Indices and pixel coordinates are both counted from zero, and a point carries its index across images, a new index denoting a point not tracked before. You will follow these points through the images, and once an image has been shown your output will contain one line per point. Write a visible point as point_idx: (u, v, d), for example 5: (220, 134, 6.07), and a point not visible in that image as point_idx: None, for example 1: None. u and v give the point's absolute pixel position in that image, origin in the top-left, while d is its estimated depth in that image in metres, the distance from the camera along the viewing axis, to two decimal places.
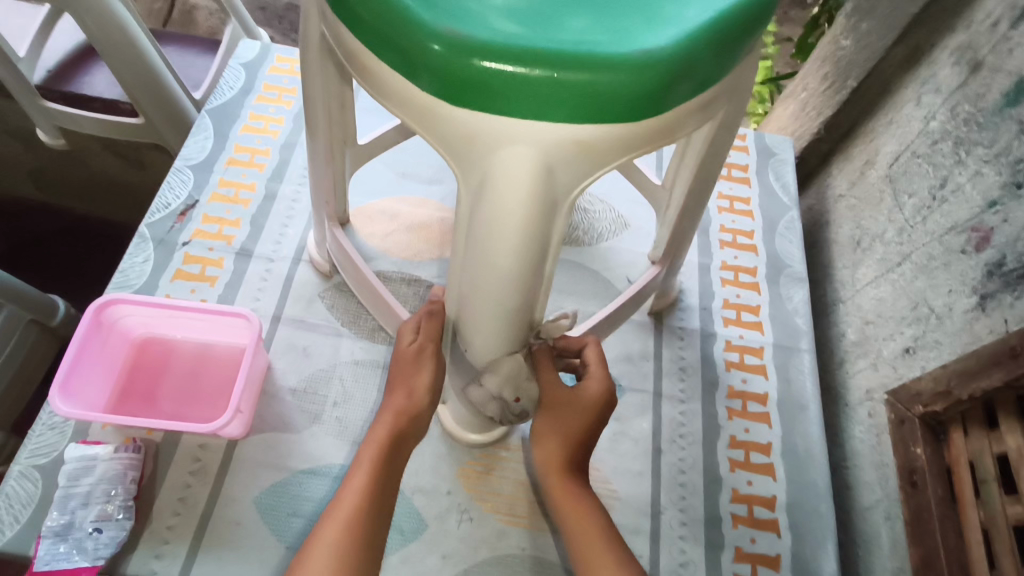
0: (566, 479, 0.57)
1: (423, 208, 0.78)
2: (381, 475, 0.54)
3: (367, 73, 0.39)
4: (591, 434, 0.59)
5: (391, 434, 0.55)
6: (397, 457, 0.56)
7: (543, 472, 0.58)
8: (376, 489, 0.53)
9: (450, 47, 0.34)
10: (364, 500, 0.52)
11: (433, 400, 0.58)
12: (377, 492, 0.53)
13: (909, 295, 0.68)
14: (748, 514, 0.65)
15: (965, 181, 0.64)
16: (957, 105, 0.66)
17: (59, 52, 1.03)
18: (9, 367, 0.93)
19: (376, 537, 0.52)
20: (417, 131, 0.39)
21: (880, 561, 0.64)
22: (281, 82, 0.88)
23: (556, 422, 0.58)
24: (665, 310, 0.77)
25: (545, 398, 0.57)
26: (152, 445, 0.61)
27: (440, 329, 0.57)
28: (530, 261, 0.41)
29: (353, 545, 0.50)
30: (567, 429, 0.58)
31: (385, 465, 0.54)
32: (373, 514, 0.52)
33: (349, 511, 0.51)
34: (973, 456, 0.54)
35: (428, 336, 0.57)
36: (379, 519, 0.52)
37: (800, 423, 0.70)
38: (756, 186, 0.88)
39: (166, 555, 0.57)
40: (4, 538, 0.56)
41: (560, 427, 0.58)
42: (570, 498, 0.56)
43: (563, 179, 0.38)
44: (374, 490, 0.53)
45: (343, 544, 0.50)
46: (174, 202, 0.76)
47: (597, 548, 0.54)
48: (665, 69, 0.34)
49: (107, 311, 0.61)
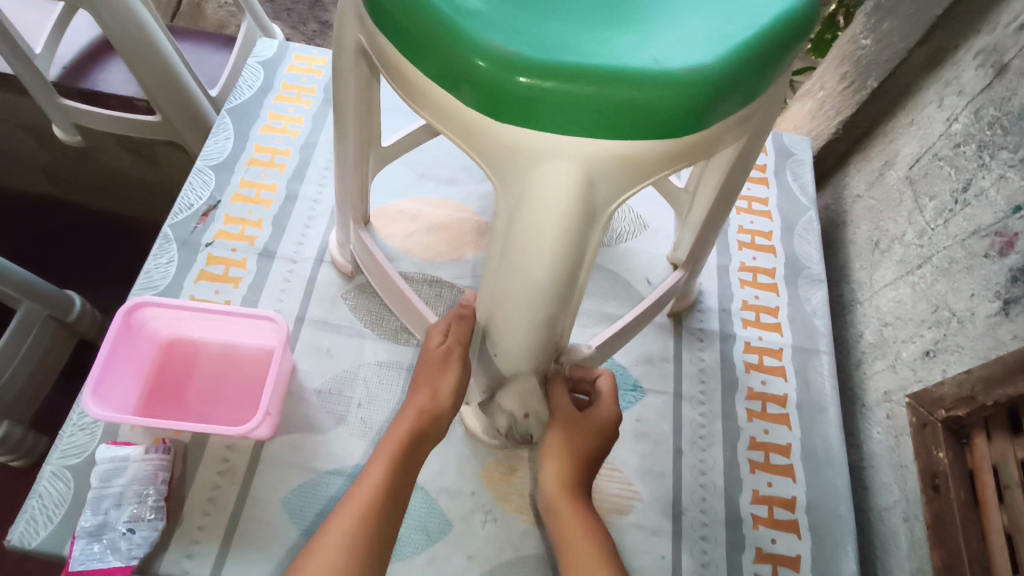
0: (572, 500, 0.57)
1: (443, 208, 0.79)
2: (398, 472, 0.54)
3: (408, 85, 0.39)
4: (597, 456, 0.59)
5: (411, 431, 0.56)
6: (416, 454, 0.56)
7: (546, 492, 0.58)
8: (393, 485, 0.53)
9: (497, 63, 0.34)
10: (379, 493, 0.52)
11: (456, 403, 0.58)
12: (394, 488, 0.53)
13: (929, 298, 0.67)
14: (768, 515, 0.66)
15: (988, 185, 0.63)
16: (982, 108, 0.64)
17: (73, 48, 1.01)
18: (26, 364, 0.93)
19: (388, 532, 0.52)
20: (458, 143, 0.39)
21: (899, 561, 0.64)
22: (299, 81, 0.88)
23: (566, 442, 0.58)
24: (684, 311, 0.77)
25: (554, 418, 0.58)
26: (181, 446, 0.62)
27: (469, 332, 0.58)
28: (565, 272, 0.41)
29: (364, 539, 0.50)
30: (575, 452, 0.58)
31: (403, 461, 0.54)
32: (388, 510, 0.52)
33: (364, 503, 0.52)
34: (996, 461, 0.55)
35: (457, 337, 0.58)
36: (393, 514, 0.52)
37: (819, 425, 0.71)
38: (774, 186, 0.88)
39: (197, 555, 0.58)
40: (38, 538, 0.57)
41: (570, 448, 0.58)
42: (571, 515, 0.56)
43: (603, 192, 0.38)
44: (390, 485, 0.53)
45: (355, 536, 0.50)
46: (197, 203, 0.76)
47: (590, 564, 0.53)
48: (710, 85, 0.35)
49: (136, 314, 0.61)
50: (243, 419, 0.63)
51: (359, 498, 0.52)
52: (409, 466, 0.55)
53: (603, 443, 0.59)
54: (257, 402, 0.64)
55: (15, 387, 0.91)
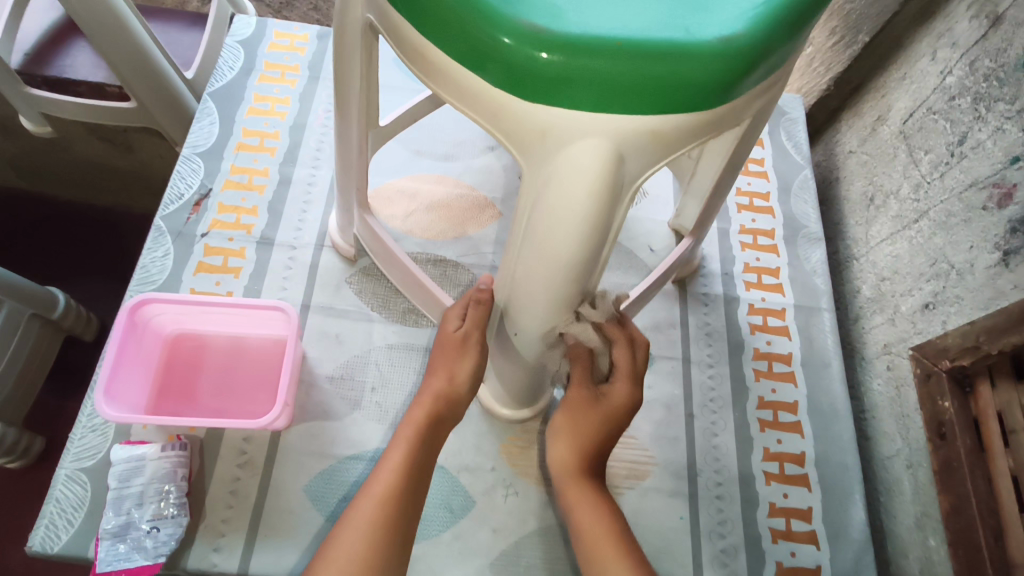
0: (581, 484, 0.57)
1: (440, 185, 0.77)
2: (417, 453, 0.54)
3: (429, 67, 0.39)
4: (609, 440, 0.59)
5: (430, 415, 0.56)
6: (434, 435, 0.55)
7: (558, 472, 0.58)
8: (413, 468, 0.53)
9: (529, 40, 0.34)
10: (400, 478, 0.52)
11: (470, 387, 0.58)
12: (414, 470, 0.53)
13: (927, 252, 0.68)
14: (779, 471, 0.68)
15: (985, 138, 0.63)
16: (977, 60, 0.64)
17: (35, 32, 0.96)
18: (15, 365, 0.91)
19: (409, 514, 0.52)
20: (482, 125, 0.39)
21: (903, 506, 0.67)
22: (282, 59, 0.85)
23: (574, 426, 0.58)
24: (688, 277, 0.78)
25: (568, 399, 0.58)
26: (196, 442, 0.62)
27: (486, 316, 0.57)
28: (591, 251, 0.41)
29: (387, 521, 0.50)
30: (586, 435, 0.58)
31: (423, 446, 0.54)
32: (410, 493, 0.52)
33: (385, 487, 0.51)
34: (1001, 407, 0.57)
35: (475, 322, 0.57)
36: (414, 495, 0.52)
37: (824, 380, 0.72)
38: (769, 147, 0.88)
39: (224, 548, 0.58)
40: (59, 543, 0.56)
41: (578, 432, 0.58)
42: (582, 501, 0.56)
43: (631, 168, 0.38)
44: (410, 468, 0.53)
45: (378, 518, 0.50)
46: (187, 192, 0.74)
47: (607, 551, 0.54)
48: (742, 55, 0.35)
49: (140, 311, 0.60)
50: (257, 411, 0.63)
51: (379, 481, 0.52)
52: (430, 448, 0.55)
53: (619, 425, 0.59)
54: (270, 393, 0.64)
55: (7, 384, 0.90)
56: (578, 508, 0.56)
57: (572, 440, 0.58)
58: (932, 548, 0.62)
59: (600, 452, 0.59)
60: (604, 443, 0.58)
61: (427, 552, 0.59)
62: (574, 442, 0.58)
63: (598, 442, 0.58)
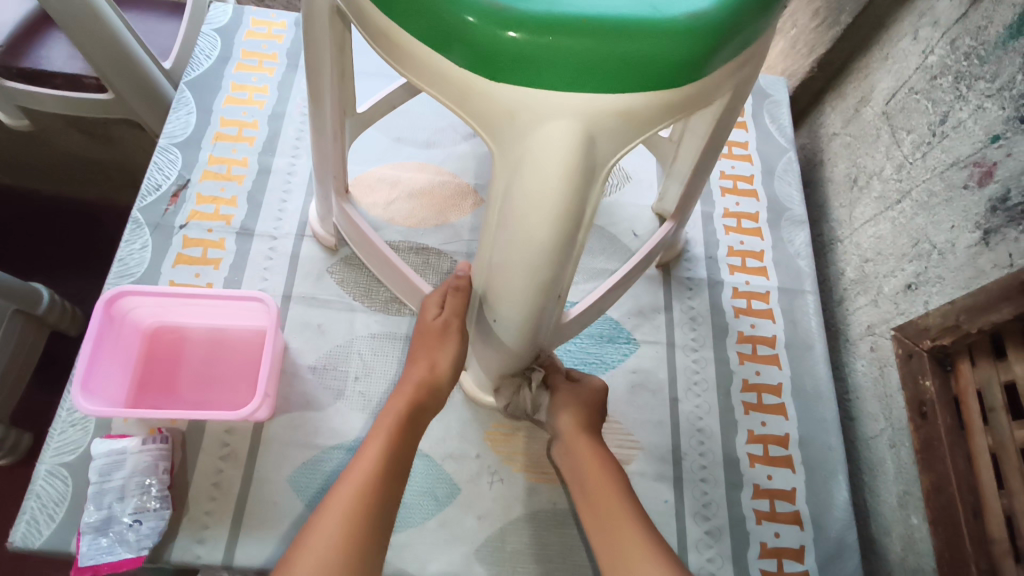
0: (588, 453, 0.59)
1: (422, 173, 0.77)
2: (394, 449, 0.53)
3: (396, 50, 0.38)
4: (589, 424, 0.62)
5: (410, 404, 0.56)
6: (415, 431, 0.55)
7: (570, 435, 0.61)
8: (392, 461, 0.52)
9: (493, 19, 0.33)
10: (379, 466, 0.52)
11: (452, 374, 0.58)
12: (394, 463, 0.52)
13: (909, 232, 0.68)
14: (764, 453, 0.68)
15: (966, 117, 0.63)
16: (957, 39, 0.64)
17: (7, 23, 0.94)
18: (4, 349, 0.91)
19: (385, 507, 0.51)
20: (452, 109, 0.39)
21: (886, 486, 0.68)
22: (259, 47, 0.84)
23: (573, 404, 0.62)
24: (672, 262, 0.78)
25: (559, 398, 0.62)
26: (178, 434, 0.61)
27: (465, 304, 0.57)
28: (566, 234, 0.41)
29: (366, 510, 0.49)
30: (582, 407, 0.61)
31: (402, 433, 0.54)
32: (391, 480, 0.52)
33: (364, 477, 0.51)
34: (980, 385, 0.57)
35: (455, 310, 0.57)
36: (392, 488, 0.52)
37: (808, 363, 0.73)
38: (753, 130, 0.88)
39: (208, 540, 0.58)
40: (41, 538, 0.56)
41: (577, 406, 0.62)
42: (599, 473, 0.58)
43: (603, 149, 0.37)
44: (389, 460, 0.52)
45: (355, 509, 0.49)
46: (165, 183, 0.73)
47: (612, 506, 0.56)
48: (711, 31, 0.35)
49: (117, 304, 0.59)
50: (239, 402, 0.62)
51: (357, 475, 0.51)
52: (410, 444, 0.54)
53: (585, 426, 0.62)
54: (251, 384, 0.63)
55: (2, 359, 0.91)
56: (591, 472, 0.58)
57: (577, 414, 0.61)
58: (915, 526, 0.63)
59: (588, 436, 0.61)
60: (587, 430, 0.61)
61: (412, 540, 0.59)
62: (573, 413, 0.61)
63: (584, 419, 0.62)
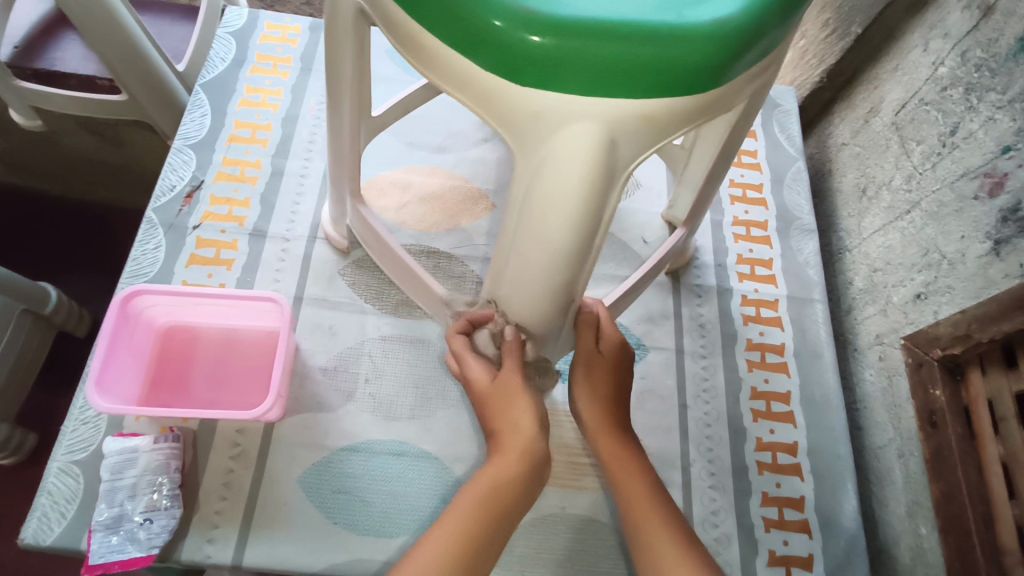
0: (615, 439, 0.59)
1: (433, 177, 0.77)
2: (494, 510, 0.48)
3: (421, 52, 0.39)
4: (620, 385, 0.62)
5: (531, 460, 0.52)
6: (517, 501, 0.50)
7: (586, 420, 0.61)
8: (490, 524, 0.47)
9: (520, 23, 0.34)
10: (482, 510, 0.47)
11: (538, 436, 0.53)
12: (495, 524, 0.47)
13: (919, 242, 0.69)
14: (772, 460, 0.68)
15: (977, 128, 0.63)
16: (968, 50, 0.64)
17: (24, 24, 0.95)
18: (9, 354, 0.90)
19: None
20: (475, 112, 0.39)
21: (894, 495, 0.68)
22: (274, 51, 0.85)
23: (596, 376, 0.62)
24: (681, 269, 0.78)
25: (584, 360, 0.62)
26: (189, 434, 0.62)
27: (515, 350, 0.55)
28: (584, 237, 0.41)
29: (472, 547, 0.45)
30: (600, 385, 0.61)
31: (519, 483, 0.50)
32: (496, 530, 0.47)
33: (467, 518, 0.47)
34: (991, 395, 0.57)
35: (511, 367, 0.55)
36: (498, 537, 0.47)
37: (817, 371, 0.73)
38: (762, 139, 0.88)
39: (218, 539, 0.58)
40: (52, 535, 0.56)
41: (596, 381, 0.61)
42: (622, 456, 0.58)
43: (623, 152, 0.38)
44: (495, 511, 0.48)
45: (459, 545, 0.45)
46: (179, 184, 0.74)
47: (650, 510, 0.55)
48: (734, 37, 0.35)
49: (132, 302, 0.60)
50: (250, 402, 0.63)
51: (449, 530, 0.46)
52: (512, 516, 0.49)
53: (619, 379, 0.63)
54: (263, 384, 0.64)
55: (7, 362, 0.90)
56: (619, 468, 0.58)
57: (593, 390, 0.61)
58: (923, 536, 0.63)
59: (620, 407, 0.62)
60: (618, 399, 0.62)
61: None
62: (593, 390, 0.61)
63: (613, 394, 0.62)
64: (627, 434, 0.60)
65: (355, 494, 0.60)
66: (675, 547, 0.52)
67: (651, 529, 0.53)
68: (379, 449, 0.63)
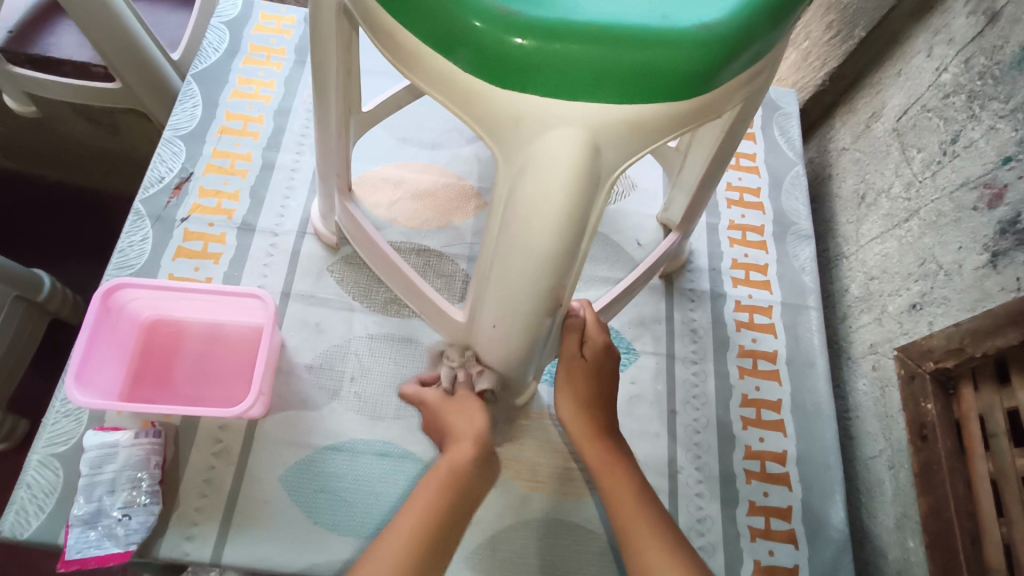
0: (598, 442, 0.59)
1: (427, 174, 0.76)
2: (454, 493, 0.53)
3: (402, 53, 0.38)
4: (602, 390, 0.61)
5: (479, 448, 0.56)
6: (471, 489, 0.54)
7: (569, 427, 0.61)
8: (449, 507, 0.52)
9: (500, 24, 0.33)
10: (438, 509, 0.51)
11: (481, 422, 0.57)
12: (447, 516, 0.51)
13: (917, 251, 0.68)
14: (760, 469, 0.67)
15: (978, 137, 0.62)
16: (972, 57, 0.63)
17: (19, 10, 0.94)
18: (8, 329, 0.90)
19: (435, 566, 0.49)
20: (457, 114, 0.38)
21: (884, 507, 0.67)
22: (268, 42, 0.84)
23: (575, 381, 0.61)
24: (675, 272, 0.77)
25: (564, 368, 0.62)
26: (171, 429, 0.61)
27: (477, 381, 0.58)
28: (567, 244, 0.41)
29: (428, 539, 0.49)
30: (582, 392, 0.61)
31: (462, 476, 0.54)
32: (450, 519, 0.52)
33: (424, 507, 0.51)
34: (983, 410, 0.56)
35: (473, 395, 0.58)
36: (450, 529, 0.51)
37: (809, 379, 0.72)
38: (761, 143, 0.87)
39: (197, 537, 0.57)
40: (29, 529, 0.56)
41: (575, 386, 0.61)
42: (605, 459, 0.58)
43: (607, 158, 0.37)
44: (444, 506, 0.52)
45: (416, 536, 0.49)
46: (168, 175, 0.73)
47: (633, 509, 0.55)
48: (721, 44, 0.34)
49: (114, 296, 0.59)
50: (233, 399, 0.62)
51: (409, 521, 0.50)
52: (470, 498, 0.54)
53: (602, 382, 0.62)
54: (246, 381, 0.63)
55: (4, 341, 0.90)
56: (599, 465, 0.58)
57: (574, 396, 0.61)
58: (911, 549, 0.62)
59: (603, 410, 0.61)
60: (600, 400, 0.61)
61: None
62: (572, 396, 0.61)
63: (593, 395, 0.61)
64: (614, 437, 0.60)
65: (336, 494, 0.60)
66: (664, 550, 0.51)
67: (635, 526, 0.54)
68: (363, 449, 0.62)
